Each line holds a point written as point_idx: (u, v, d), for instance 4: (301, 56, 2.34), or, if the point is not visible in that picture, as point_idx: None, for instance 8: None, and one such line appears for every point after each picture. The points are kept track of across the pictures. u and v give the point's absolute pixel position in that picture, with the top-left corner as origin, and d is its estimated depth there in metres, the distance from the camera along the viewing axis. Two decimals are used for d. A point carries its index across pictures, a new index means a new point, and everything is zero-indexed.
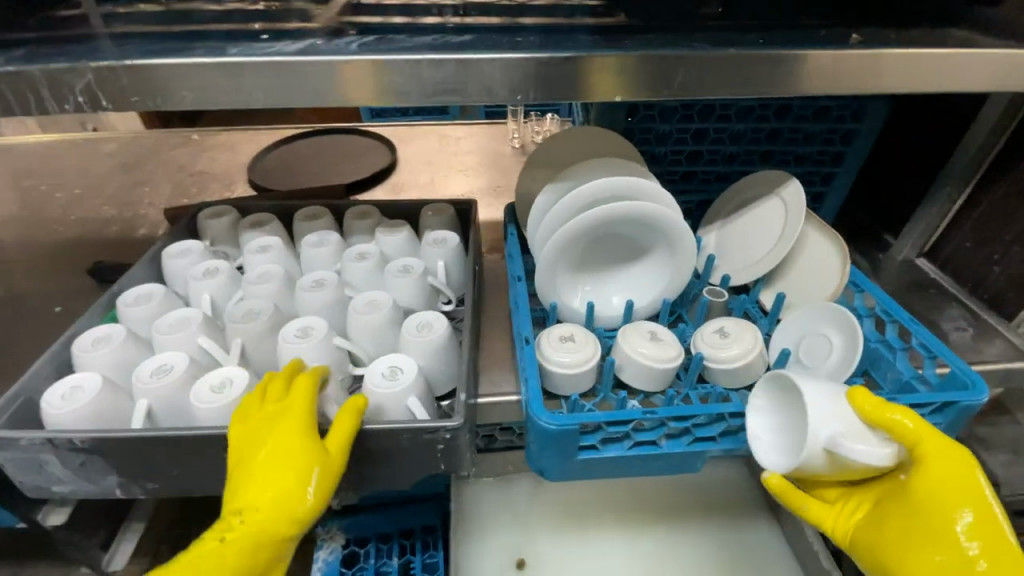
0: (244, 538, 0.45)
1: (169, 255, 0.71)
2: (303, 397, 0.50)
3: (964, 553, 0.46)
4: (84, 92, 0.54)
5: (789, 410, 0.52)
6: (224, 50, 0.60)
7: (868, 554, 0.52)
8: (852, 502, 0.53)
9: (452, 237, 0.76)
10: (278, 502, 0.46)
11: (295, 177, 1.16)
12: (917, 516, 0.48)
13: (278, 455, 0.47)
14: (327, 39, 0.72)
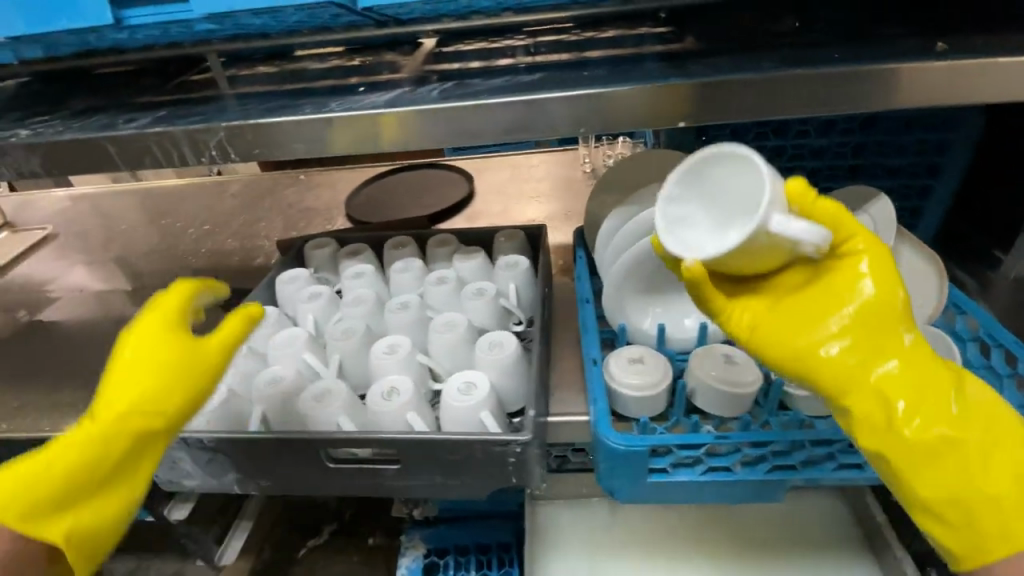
0: (106, 429, 0.50)
1: (282, 281, 0.82)
2: (177, 298, 0.56)
3: (878, 355, 0.48)
4: (217, 147, 0.64)
5: (717, 205, 0.50)
6: (326, 105, 0.70)
7: (765, 344, 0.52)
8: (753, 297, 0.53)
9: (524, 260, 0.80)
10: (142, 396, 0.51)
11: (383, 210, 1.27)
12: (829, 302, 0.50)
13: (145, 354, 0.52)
14: (412, 87, 0.81)
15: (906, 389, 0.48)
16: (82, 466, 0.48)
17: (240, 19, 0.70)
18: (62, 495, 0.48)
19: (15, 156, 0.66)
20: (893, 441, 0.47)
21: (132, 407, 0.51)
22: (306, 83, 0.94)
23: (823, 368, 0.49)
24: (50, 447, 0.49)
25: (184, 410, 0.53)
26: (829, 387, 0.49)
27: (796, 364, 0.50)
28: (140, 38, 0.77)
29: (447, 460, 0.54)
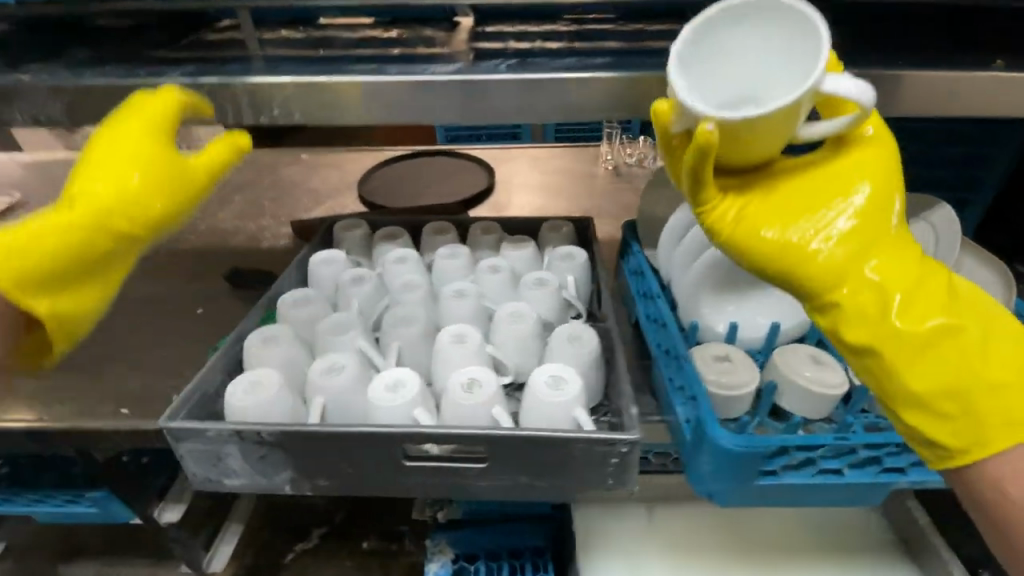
0: (87, 214, 0.53)
1: (316, 262, 0.75)
2: (161, 103, 0.57)
3: (867, 244, 0.48)
4: (281, 107, 0.62)
5: (728, 88, 0.47)
6: (391, 72, 0.64)
7: (753, 238, 0.49)
8: (742, 192, 0.50)
9: (580, 252, 0.76)
10: (122, 193, 0.54)
11: (400, 195, 1.21)
12: (819, 193, 0.49)
13: (127, 150, 0.55)
14: (471, 62, 0.76)
15: (896, 276, 0.47)
16: (65, 249, 0.53)
17: None
18: (40, 275, 0.53)
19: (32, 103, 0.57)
20: (885, 333, 0.47)
21: (110, 196, 0.54)
22: (344, 52, 0.87)
23: (812, 260, 0.48)
24: (37, 222, 0.53)
25: (163, 211, 0.56)
26: (818, 279, 0.48)
27: (787, 257, 0.49)
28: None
29: (541, 460, 0.49)
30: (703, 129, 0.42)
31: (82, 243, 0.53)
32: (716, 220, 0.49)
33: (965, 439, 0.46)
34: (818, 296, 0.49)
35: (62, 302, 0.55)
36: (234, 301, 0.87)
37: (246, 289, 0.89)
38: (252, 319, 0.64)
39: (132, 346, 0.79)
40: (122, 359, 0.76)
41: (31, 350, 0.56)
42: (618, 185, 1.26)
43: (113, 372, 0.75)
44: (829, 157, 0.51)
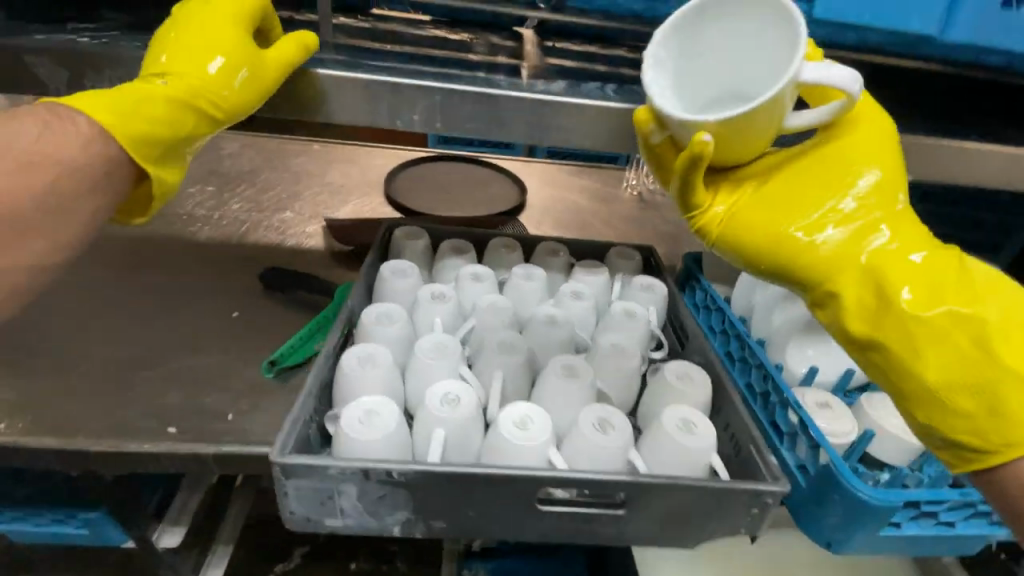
0: (177, 90, 0.51)
1: (387, 276, 0.70)
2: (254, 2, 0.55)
3: (863, 232, 0.50)
4: (422, 113, 0.58)
5: (705, 87, 0.49)
6: (511, 86, 0.60)
7: (746, 233, 0.52)
8: (734, 187, 0.53)
9: (659, 284, 0.75)
10: (205, 78, 0.53)
11: (427, 202, 1.13)
12: (809, 186, 0.51)
13: (213, 35, 0.53)
14: (567, 81, 0.73)
15: (893, 265, 0.48)
16: (153, 123, 0.51)
17: None
18: (139, 140, 0.51)
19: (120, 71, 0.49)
20: (884, 325, 0.49)
21: (192, 79, 0.52)
22: (418, 51, 0.82)
23: (806, 257, 0.50)
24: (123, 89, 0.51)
25: (235, 102, 0.55)
26: (813, 274, 0.50)
27: (776, 251, 0.51)
28: None
29: (683, 508, 0.48)
30: (698, 141, 0.44)
31: (187, 118, 0.53)
32: (709, 222, 0.52)
33: (989, 435, 0.47)
34: (814, 293, 0.51)
35: (169, 170, 0.55)
36: (271, 306, 0.78)
37: (283, 292, 0.79)
38: (335, 339, 0.59)
39: (159, 352, 0.68)
40: (149, 366, 0.66)
41: (130, 207, 0.56)
42: (645, 211, 1.27)
43: (140, 381, 0.64)
44: (824, 142, 0.52)
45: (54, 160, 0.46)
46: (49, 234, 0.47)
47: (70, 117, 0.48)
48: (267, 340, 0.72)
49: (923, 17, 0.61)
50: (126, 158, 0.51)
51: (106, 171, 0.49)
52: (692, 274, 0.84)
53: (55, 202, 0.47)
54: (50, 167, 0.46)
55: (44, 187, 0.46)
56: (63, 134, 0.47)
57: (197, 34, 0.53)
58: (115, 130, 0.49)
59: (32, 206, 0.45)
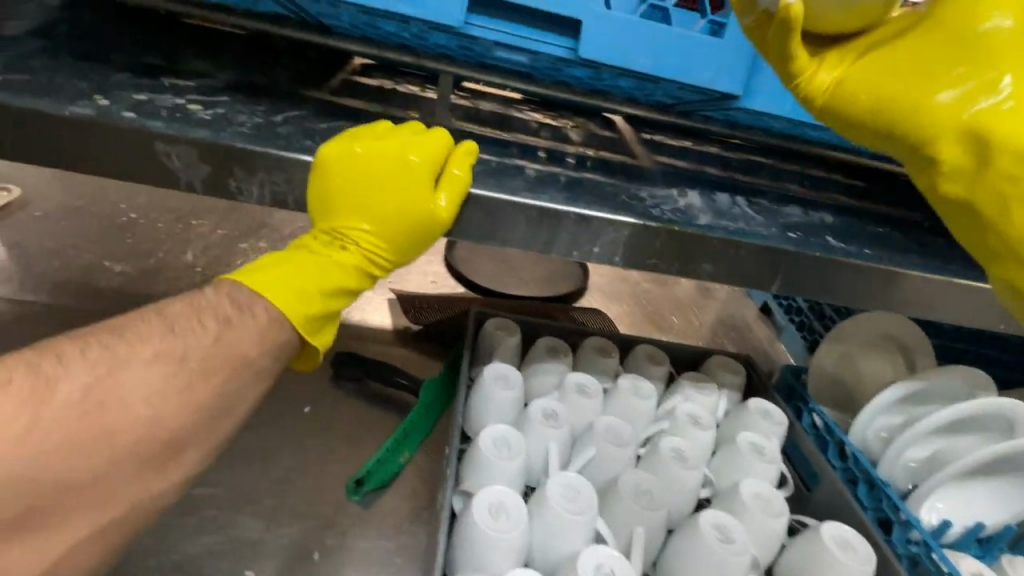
0: (355, 259, 0.46)
1: (487, 384, 0.63)
2: (438, 142, 0.46)
3: (983, 90, 0.41)
4: (606, 246, 0.46)
5: None
6: (664, 211, 0.55)
7: (849, 97, 0.45)
8: (844, 52, 0.46)
9: (776, 410, 0.68)
10: (389, 240, 0.47)
11: (487, 279, 1.05)
12: (928, 46, 0.44)
13: (392, 190, 0.45)
14: (695, 188, 0.68)
15: (1011, 125, 0.39)
16: (335, 295, 0.46)
17: (580, 68, 0.54)
18: (316, 316, 0.44)
19: (273, 173, 0.43)
20: (997, 182, 0.40)
21: (375, 244, 0.47)
22: (523, 135, 0.76)
23: (918, 115, 0.43)
24: (295, 264, 0.44)
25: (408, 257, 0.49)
26: (920, 136, 0.43)
27: (876, 112, 0.45)
28: (400, 34, 0.56)
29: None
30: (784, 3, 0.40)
31: (355, 288, 0.47)
32: (815, 90, 0.46)
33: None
34: (918, 158, 0.44)
35: (331, 334, 0.47)
36: (345, 403, 0.69)
37: (355, 381, 0.71)
38: (451, 476, 0.53)
39: (224, 463, 0.59)
40: (213, 482, 0.57)
41: (299, 356, 0.46)
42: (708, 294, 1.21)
43: (206, 501, 0.56)
44: None
45: (231, 364, 0.39)
46: (219, 436, 0.39)
47: (245, 302, 0.41)
48: (343, 450, 0.64)
49: None
50: (301, 339, 0.44)
51: (280, 361, 0.42)
52: (793, 390, 0.78)
53: (222, 407, 0.39)
54: (228, 369, 0.39)
55: (212, 397, 0.38)
56: (239, 329, 0.40)
57: (372, 189, 0.45)
58: (292, 316, 0.42)
59: (201, 406, 0.37)
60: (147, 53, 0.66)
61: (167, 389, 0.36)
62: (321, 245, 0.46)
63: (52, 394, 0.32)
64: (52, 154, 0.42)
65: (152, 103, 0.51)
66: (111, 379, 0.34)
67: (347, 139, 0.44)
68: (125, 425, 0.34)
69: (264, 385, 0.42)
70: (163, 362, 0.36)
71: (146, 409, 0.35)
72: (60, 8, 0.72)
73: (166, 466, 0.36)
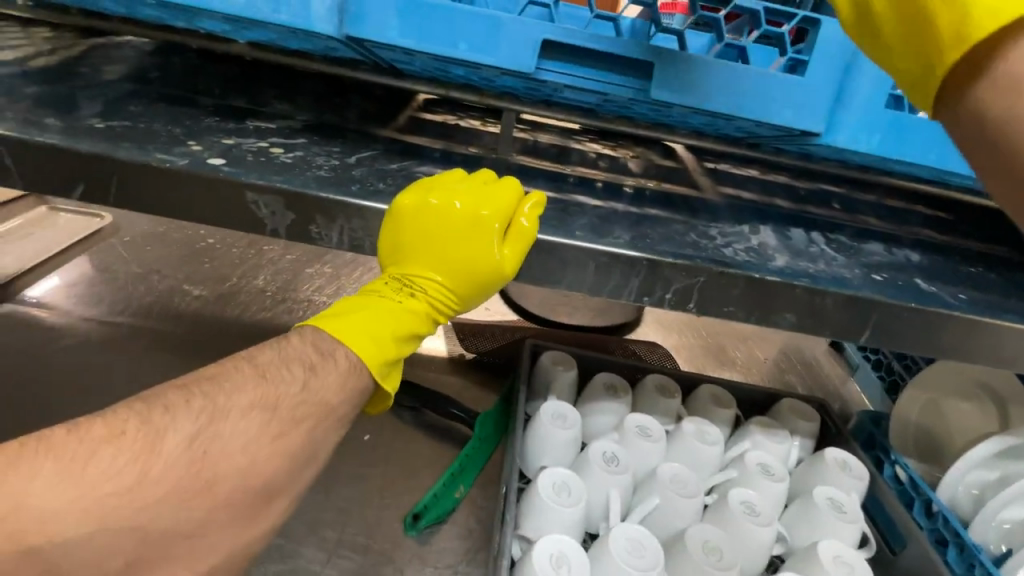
0: (423, 306, 0.49)
1: (545, 421, 0.62)
2: (511, 191, 0.47)
3: None
4: (678, 292, 0.45)
5: None
6: (735, 253, 0.53)
7: None
8: None
9: (854, 461, 0.64)
10: (456, 289, 0.50)
11: (540, 306, 1.04)
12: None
13: (464, 242, 0.48)
14: (764, 224, 0.65)
15: None
16: (406, 339, 0.48)
17: (649, 106, 0.53)
18: (392, 361, 0.46)
19: (351, 220, 0.45)
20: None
21: (444, 292, 0.50)
22: (583, 167, 0.75)
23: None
24: (371, 311, 0.46)
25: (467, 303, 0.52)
26: None
27: None
28: (469, 76, 0.57)
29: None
30: None
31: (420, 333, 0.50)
32: None
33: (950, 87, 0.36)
34: None
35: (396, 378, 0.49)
36: (402, 433, 0.70)
37: (412, 410, 0.72)
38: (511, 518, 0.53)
39: None
40: None
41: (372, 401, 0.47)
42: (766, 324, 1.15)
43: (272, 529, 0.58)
44: None
45: (319, 411, 0.41)
46: (300, 482, 0.40)
47: (327, 347, 0.43)
48: (401, 482, 0.64)
49: None
50: (376, 383, 0.45)
51: (357, 407, 0.44)
52: (873, 439, 0.72)
53: (306, 456, 0.40)
54: (315, 413, 0.40)
55: (302, 443, 0.40)
56: (323, 375, 0.42)
57: (444, 240, 0.48)
58: (369, 363, 0.44)
59: (291, 453, 0.39)
60: (231, 96, 0.71)
61: (261, 438, 0.38)
62: (392, 291, 0.48)
63: (161, 444, 0.34)
64: (154, 201, 0.46)
65: (238, 147, 0.54)
66: (212, 428, 0.36)
67: (424, 191, 0.46)
68: (227, 473, 0.36)
69: (345, 424, 0.43)
70: (258, 410, 0.38)
71: (243, 455, 0.37)
72: (154, 54, 0.79)
73: (261, 507, 0.38)
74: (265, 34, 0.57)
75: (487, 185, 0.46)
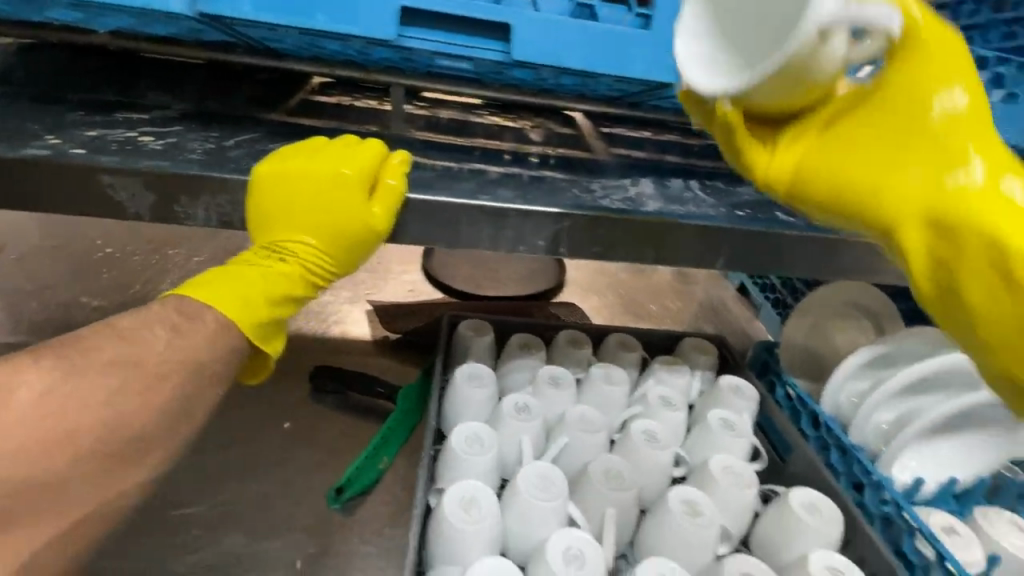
0: (295, 270, 0.49)
1: (460, 382, 0.64)
2: (372, 151, 0.48)
3: (950, 183, 0.33)
4: (550, 237, 0.48)
5: (774, 30, 0.32)
6: (609, 202, 0.57)
7: (810, 180, 0.37)
8: (801, 125, 0.37)
9: (746, 384, 0.70)
10: (329, 252, 0.50)
11: (465, 282, 1.06)
12: (898, 135, 0.34)
13: (330, 204, 0.48)
14: (646, 177, 0.70)
15: (980, 213, 0.32)
16: (278, 302, 0.48)
17: (518, 69, 0.56)
18: (264, 322, 0.46)
19: (217, 196, 0.46)
20: (965, 280, 0.33)
21: (317, 257, 0.50)
22: (480, 138, 0.77)
23: (879, 198, 0.35)
24: (238, 275, 0.47)
25: (344, 268, 0.52)
26: (882, 218, 0.35)
27: (838, 202, 0.37)
28: (343, 51, 0.58)
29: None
30: (720, 106, 0.39)
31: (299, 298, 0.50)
32: (769, 179, 0.38)
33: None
34: (884, 241, 0.36)
35: (276, 344, 0.49)
36: (322, 414, 0.70)
37: (332, 392, 0.72)
38: (425, 473, 0.55)
39: (206, 482, 0.61)
40: (196, 502, 0.59)
41: (250, 368, 0.49)
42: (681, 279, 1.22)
43: (190, 521, 0.57)
44: (889, 66, 0.34)
45: (187, 367, 0.41)
46: (172, 444, 0.40)
47: (193, 312, 0.43)
48: (323, 460, 0.65)
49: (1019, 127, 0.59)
50: (249, 345, 0.45)
51: (232, 368, 0.44)
52: (766, 366, 0.79)
53: (177, 414, 0.40)
54: (180, 370, 0.40)
55: (169, 400, 0.40)
56: (188, 336, 0.42)
57: (311, 204, 0.48)
58: (238, 323, 0.44)
59: (158, 409, 0.39)
60: (102, 90, 0.68)
61: (123, 391, 0.38)
62: (260, 258, 0.48)
63: (7, 401, 0.33)
64: (7, 193, 0.44)
65: (104, 138, 0.53)
66: (65, 384, 0.36)
67: (283, 156, 0.47)
68: (86, 426, 0.35)
69: (219, 384, 0.43)
70: (119, 366, 0.38)
71: (104, 410, 0.36)
72: (16, 53, 0.74)
73: (134, 460, 0.38)
74: (123, 20, 0.55)
75: (349, 147, 0.48)
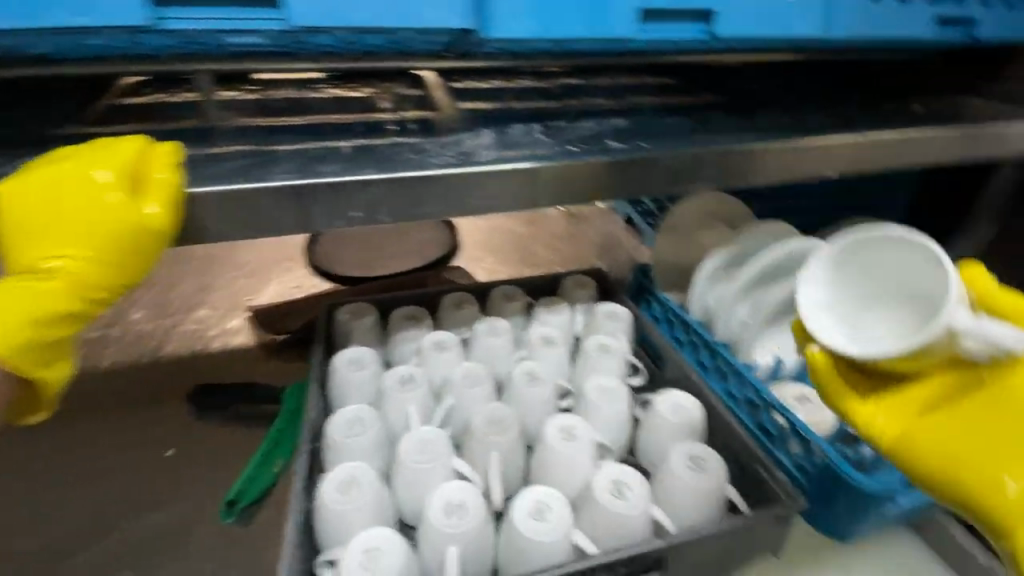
0: (65, 286, 0.46)
1: (340, 367, 0.63)
2: (132, 147, 0.46)
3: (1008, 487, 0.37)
4: (363, 207, 0.50)
5: (875, 327, 0.40)
6: (440, 159, 0.56)
7: (915, 448, 0.41)
8: (892, 395, 0.42)
9: (621, 309, 0.74)
10: (105, 262, 0.46)
11: (355, 266, 1.03)
12: (987, 437, 0.39)
13: (91, 208, 0.45)
14: (490, 127, 0.70)
15: None
16: (43, 321, 0.44)
17: (312, 36, 0.53)
18: (21, 342, 0.44)
19: None
20: None
21: (86, 269, 0.46)
22: (318, 116, 0.73)
23: (975, 493, 0.38)
24: None
25: (135, 278, 0.48)
26: (996, 524, 0.37)
27: (944, 486, 0.40)
28: (116, 46, 0.53)
29: (704, 554, 0.49)
30: (812, 349, 0.43)
31: (81, 316, 0.47)
32: (873, 439, 0.42)
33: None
34: (983, 526, 0.39)
35: (53, 372, 0.47)
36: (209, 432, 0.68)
37: (221, 409, 0.71)
38: (306, 463, 0.54)
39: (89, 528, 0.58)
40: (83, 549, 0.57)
41: (22, 406, 0.48)
42: (575, 222, 1.25)
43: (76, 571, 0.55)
44: (996, 374, 0.39)
45: None
46: None
47: None
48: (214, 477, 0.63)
49: (812, 18, 0.62)
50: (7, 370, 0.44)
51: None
52: (644, 288, 0.83)
53: None
54: None
55: None
56: None
57: (72, 211, 0.45)
58: None
59: None
60: None
61: None
62: (27, 278, 0.46)
63: None
64: None
65: None
66: None
67: (35, 170, 0.46)
68: None
69: None
70: None
71: None
72: None
73: None
74: None
75: (106, 148, 0.46)
